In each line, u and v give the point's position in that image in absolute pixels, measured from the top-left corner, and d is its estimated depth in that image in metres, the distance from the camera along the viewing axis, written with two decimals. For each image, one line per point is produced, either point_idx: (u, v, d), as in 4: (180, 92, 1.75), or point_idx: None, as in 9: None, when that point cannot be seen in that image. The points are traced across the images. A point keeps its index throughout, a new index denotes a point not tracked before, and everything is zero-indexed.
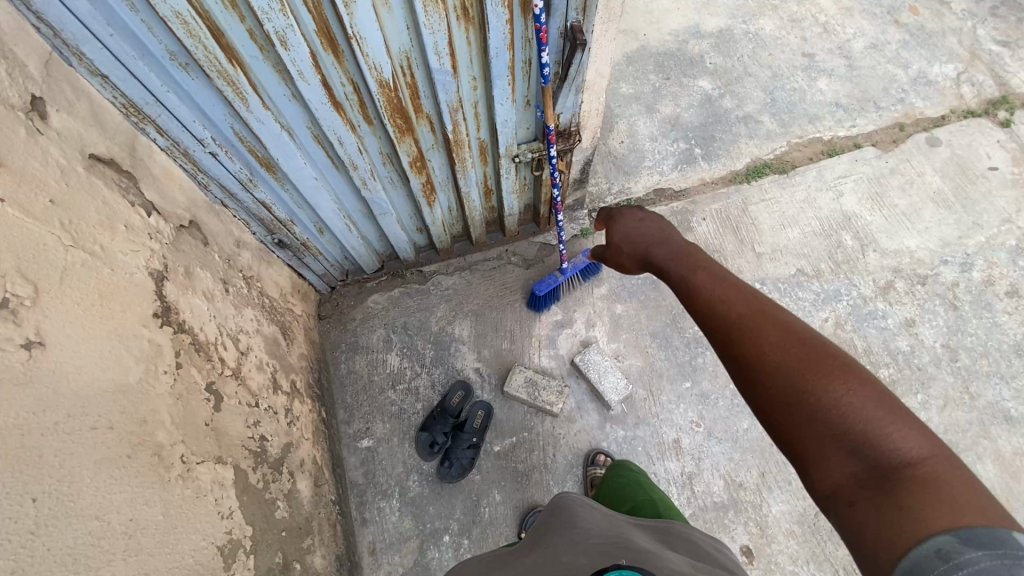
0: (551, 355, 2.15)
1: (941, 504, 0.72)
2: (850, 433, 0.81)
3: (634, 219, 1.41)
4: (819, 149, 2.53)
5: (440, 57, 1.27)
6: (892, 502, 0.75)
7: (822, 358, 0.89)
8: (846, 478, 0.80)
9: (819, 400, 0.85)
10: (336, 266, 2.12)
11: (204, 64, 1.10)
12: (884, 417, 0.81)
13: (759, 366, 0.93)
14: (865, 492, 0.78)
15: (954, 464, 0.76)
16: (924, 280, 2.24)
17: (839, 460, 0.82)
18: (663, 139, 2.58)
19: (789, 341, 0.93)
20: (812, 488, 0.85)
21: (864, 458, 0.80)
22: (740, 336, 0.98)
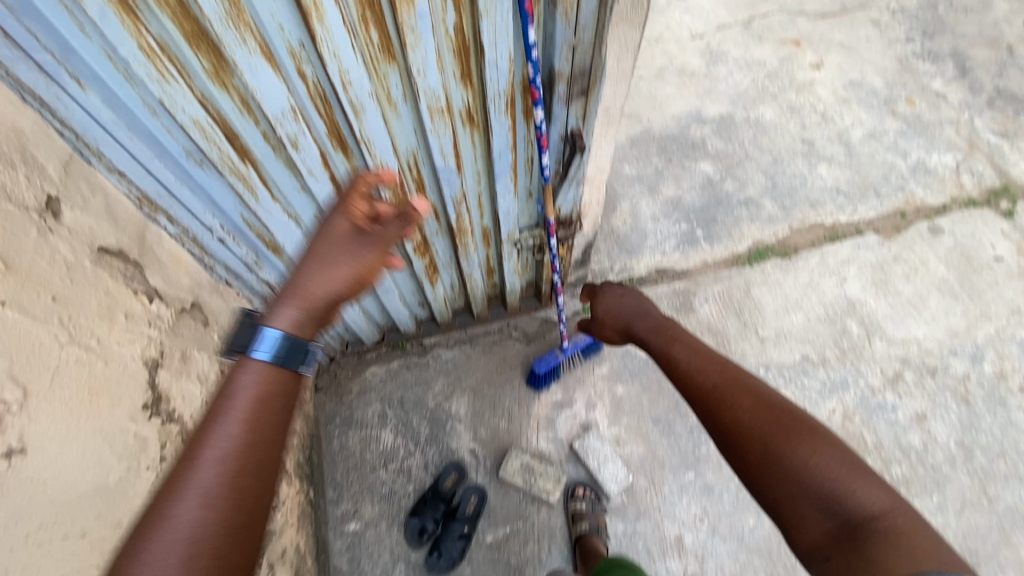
0: (549, 438, 2.11)
1: (899, 548, 0.90)
2: (819, 493, 1.03)
3: (616, 294, 1.73)
4: (821, 234, 2.56)
5: (446, 158, 1.33)
6: (859, 549, 0.93)
7: (789, 428, 1.12)
8: (821, 531, 1.00)
9: (792, 466, 1.06)
10: (336, 337, 2.12)
11: (217, 163, 1.15)
12: (844, 478, 1.03)
13: (741, 439, 1.16)
14: (838, 542, 0.98)
15: (903, 514, 0.96)
16: (934, 371, 2.19)
17: (813, 516, 1.02)
18: (665, 220, 2.63)
19: (763, 415, 1.17)
20: (799, 546, 1.04)
21: (832, 513, 1.00)
22: (724, 413, 1.22)
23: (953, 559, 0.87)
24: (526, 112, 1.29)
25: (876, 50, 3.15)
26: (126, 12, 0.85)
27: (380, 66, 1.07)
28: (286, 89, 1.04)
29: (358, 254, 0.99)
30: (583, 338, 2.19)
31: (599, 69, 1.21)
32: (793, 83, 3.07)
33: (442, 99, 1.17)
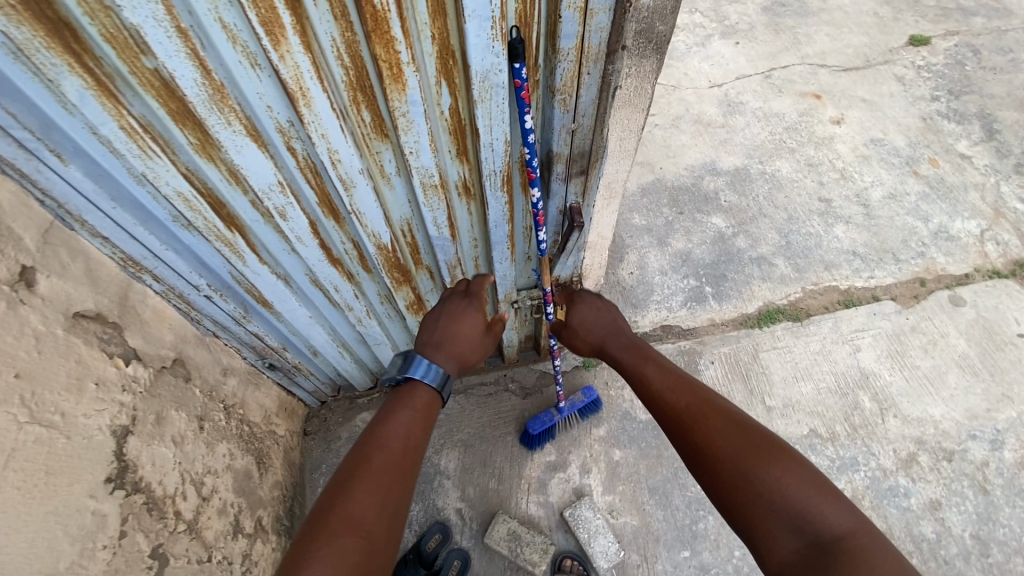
0: (539, 502, 2.03)
1: (871, 568, 0.89)
2: (790, 515, 1.00)
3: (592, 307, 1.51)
4: (835, 298, 2.46)
5: (440, 228, 1.29)
6: (831, 573, 0.91)
7: (755, 447, 1.09)
8: (791, 551, 0.98)
9: (763, 488, 1.03)
10: (327, 383, 2.08)
11: (203, 230, 1.13)
12: (812, 498, 1.01)
13: (710, 458, 1.12)
14: (808, 564, 0.95)
15: (869, 535, 0.96)
16: (951, 455, 2.07)
17: (783, 536, 1.00)
18: (673, 274, 2.56)
19: (730, 433, 1.13)
20: (768, 565, 1.01)
21: (802, 533, 0.99)
22: (692, 431, 1.17)
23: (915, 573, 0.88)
24: (525, 187, 1.26)
25: (899, 108, 3.08)
26: (108, 96, 0.83)
27: (372, 143, 1.05)
28: (273, 164, 1.02)
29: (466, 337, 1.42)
30: (582, 399, 2.12)
31: (601, 149, 1.18)
32: (811, 138, 3.01)
33: (436, 175, 1.14)
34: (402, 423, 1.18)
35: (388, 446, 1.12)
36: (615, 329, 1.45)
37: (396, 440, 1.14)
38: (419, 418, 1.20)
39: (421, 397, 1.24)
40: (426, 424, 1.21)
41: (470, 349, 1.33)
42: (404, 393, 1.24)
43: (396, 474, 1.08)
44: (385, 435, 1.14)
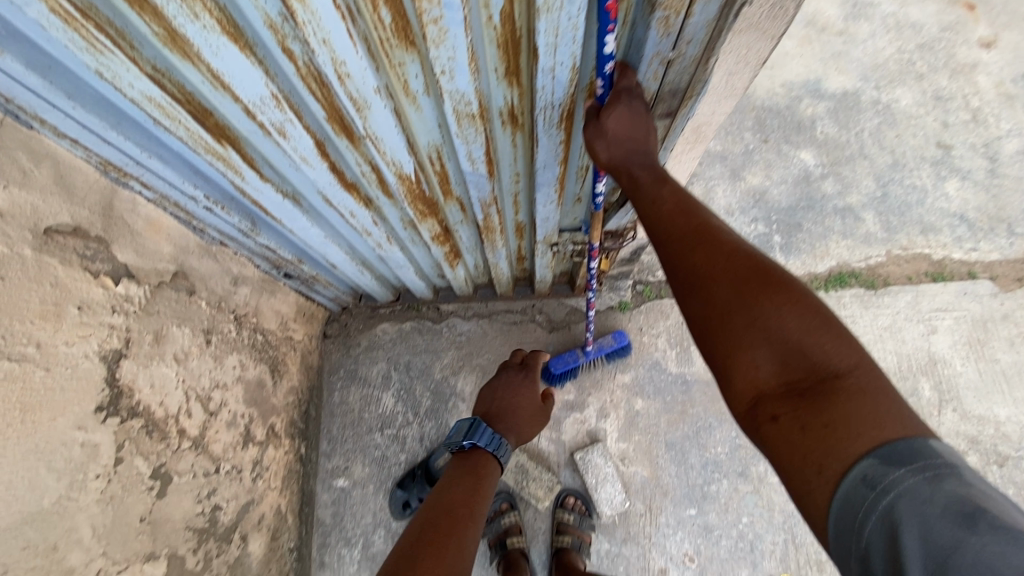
0: (552, 438, 2.00)
1: (870, 412, 0.62)
2: (785, 350, 0.70)
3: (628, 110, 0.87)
4: (923, 268, 2.13)
5: (474, 162, 1.05)
6: (817, 416, 0.64)
7: (758, 273, 0.75)
8: (772, 390, 0.69)
9: (753, 322, 0.72)
10: (348, 292, 1.98)
11: (187, 141, 0.92)
12: (820, 342, 0.69)
13: (698, 278, 0.78)
14: (788, 402, 0.68)
15: (879, 374, 0.66)
16: (1003, 461, 1.89)
17: (767, 374, 0.70)
18: (740, 215, 2.24)
19: (727, 256, 0.78)
20: (735, 401, 0.74)
21: (792, 367, 0.69)
22: (676, 250, 0.82)
23: (927, 426, 0.61)
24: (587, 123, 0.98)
25: None
26: None
27: (392, 52, 0.78)
28: (262, 69, 0.78)
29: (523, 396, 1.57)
30: (611, 343, 1.96)
31: (699, 87, 0.88)
32: (950, 63, 2.41)
33: (474, 102, 0.87)
34: (455, 498, 1.17)
35: (448, 518, 1.09)
36: (643, 134, 0.89)
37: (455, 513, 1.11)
38: (475, 496, 1.20)
39: (478, 467, 1.31)
40: (480, 500, 1.19)
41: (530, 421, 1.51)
42: (468, 455, 1.34)
43: (457, 538, 1.04)
44: (443, 506, 1.13)
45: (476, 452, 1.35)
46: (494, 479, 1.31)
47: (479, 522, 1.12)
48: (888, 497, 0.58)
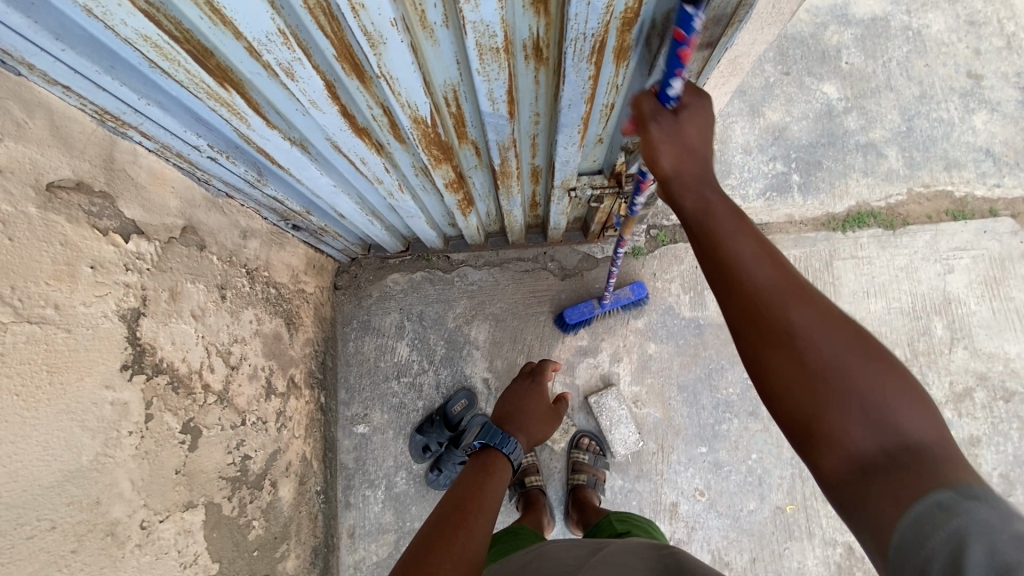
0: (566, 383, 2.03)
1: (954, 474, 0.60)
2: (871, 413, 0.66)
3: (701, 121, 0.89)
4: (944, 206, 2.08)
5: (495, 102, 0.98)
6: (906, 477, 0.61)
7: (842, 330, 0.71)
8: (858, 449, 0.65)
9: (829, 367, 0.69)
10: (357, 243, 1.94)
11: (187, 85, 0.86)
12: (901, 399, 0.66)
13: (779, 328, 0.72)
14: (877, 465, 0.63)
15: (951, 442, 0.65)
16: (1010, 396, 1.92)
17: (856, 434, 0.66)
18: (758, 154, 2.16)
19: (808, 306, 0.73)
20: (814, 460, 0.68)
21: (880, 428, 0.65)
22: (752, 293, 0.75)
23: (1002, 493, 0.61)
24: (618, 56, 0.91)
25: None
26: None
27: None
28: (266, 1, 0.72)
29: (526, 393, 1.57)
30: (627, 296, 1.98)
31: (743, 11, 0.81)
32: None
33: (499, 34, 0.80)
34: (464, 493, 1.17)
35: (457, 512, 1.09)
36: (708, 142, 0.89)
37: (464, 505, 1.12)
38: (488, 491, 1.19)
39: (489, 463, 1.30)
40: (491, 492, 1.19)
41: (539, 420, 1.50)
42: (479, 458, 1.33)
43: (468, 526, 1.05)
44: (451, 503, 1.13)
45: (486, 451, 1.34)
46: (505, 474, 1.30)
47: (492, 510, 1.13)
48: (962, 523, 0.55)
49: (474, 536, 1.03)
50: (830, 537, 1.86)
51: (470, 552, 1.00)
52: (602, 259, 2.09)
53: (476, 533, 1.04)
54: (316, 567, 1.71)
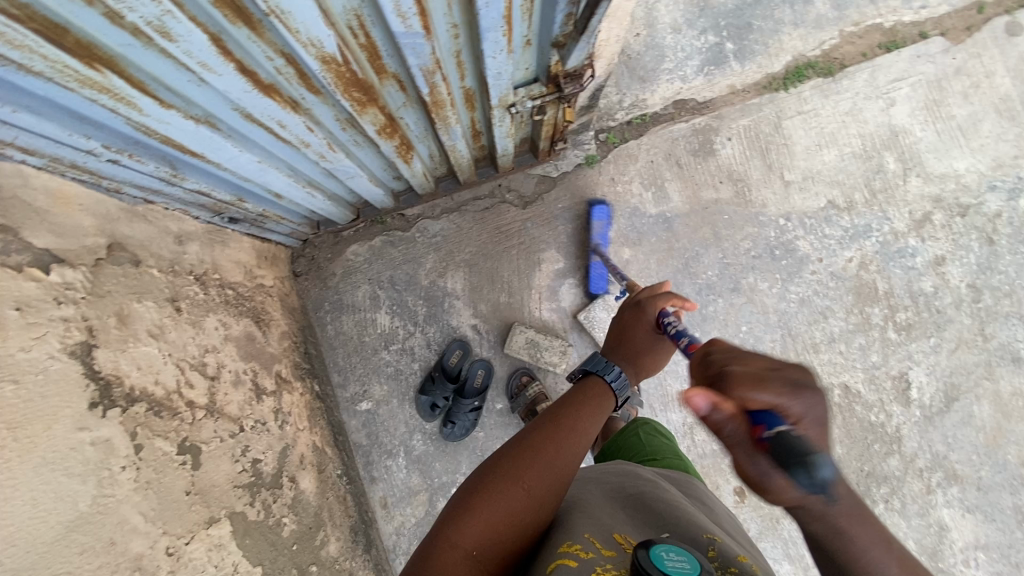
0: (553, 308, 2.02)
1: None
2: None
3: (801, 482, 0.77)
4: (876, 41, 2.07)
5: (406, 18, 0.89)
6: None
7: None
8: None
9: None
10: (304, 222, 1.83)
11: (53, 76, 0.76)
12: None
13: None
14: None
15: None
16: (965, 210, 2.00)
17: None
18: (688, 30, 2.08)
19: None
20: None
21: None
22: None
23: None
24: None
25: None
26: None
27: None
28: None
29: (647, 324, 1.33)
30: (602, 226, 2.00)
31: None
32: None
33: None
34: (559, 416, 1.15)
35: (551, 431, 1.10)
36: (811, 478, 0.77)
37: (555, 428, 1.11)
38: (580, 420, 1.15)
39: (591, 393, 1.22)
40: (584, 420, 1.15)
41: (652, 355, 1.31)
42: (581, 386, 1.27)
43: (556, 443, 1.07)
44: (547, 423, 1.13)
45: (587, 379, 1.27)
46: (606, 404, 1.22)
47: (584, 444, 1.11)
48: None
49: (562, 461, 1.05)
50: (826, 381, 1.96)
51: (558, 475, 1.03)
52: (557, 178, 2.06)
53: (564, 456, 1.06)
54: (359, 544, 1.74)
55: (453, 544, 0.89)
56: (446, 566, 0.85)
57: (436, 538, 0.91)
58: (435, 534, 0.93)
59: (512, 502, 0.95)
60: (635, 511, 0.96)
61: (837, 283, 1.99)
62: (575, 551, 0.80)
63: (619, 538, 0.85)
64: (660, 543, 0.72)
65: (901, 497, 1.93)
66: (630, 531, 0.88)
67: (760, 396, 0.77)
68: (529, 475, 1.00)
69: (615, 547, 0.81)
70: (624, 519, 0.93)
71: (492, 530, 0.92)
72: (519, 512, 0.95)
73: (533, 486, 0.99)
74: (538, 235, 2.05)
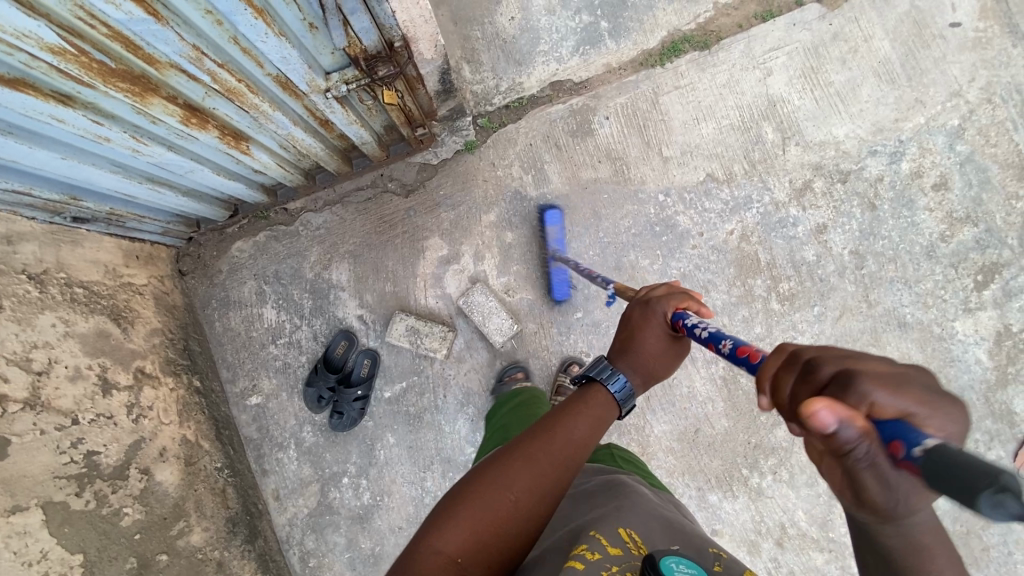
0: (437, 295, 2.03)
1: None
2: None
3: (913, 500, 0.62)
4: (752, 12, 2.05)
5: (118, 4, 0.92)
6: None
7: None
8: None
9: None
10: (177, 220, 1.85)
11: None
12: None
13: None
14: None
15: None
16: (845, 177, 1.99)
17: None
18: (563, 10, 2.06)
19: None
20: None
21: None
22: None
23: None
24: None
25: None
26: None
27: None
28: None
29: (658, 324, 1.15)
30: (557, 231, 2.00)
31: None
32: None
33: None
34: (557, 423, 1.06)
35: (545, 441, 1.02)
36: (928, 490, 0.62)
37: (547, 432, 1.04)
38: (573, 423, 1.06)
39: (593, 401, 1.10)
40: (587, 429, 1.06)
41: (666, 363, 1.15)
42: (581, 394, 1.13)
43: (549, 451, 1.00)
44: (545, 430, 1.04)
45: (589, 386, 1.13)
46: (608, 410, 1.11)
47: (582, 452, 1.03)
48: None
49: (555, 467, 0.99)
50: (710, 355, 1.95)
51: (554, 488, 0.98)
52: (438, 165, 2.06)
53: (558, 463, 1.00)
54: (239, 535, 1.73)
55: (436, 551, 0.87)
56: (427, 575, 0.84)
57: (418, 545, 0.89)
58: (419, 536, 0.91)
59: (499, 512, 0.92)
60: (651, 523, 1.01)
61: (718, 256, 1.99)
62: (583, 550, 0.84)
63: (626, 536, 0.92)
64: (670, 555, 0.82)
65: (789, 468, 1.92)
66: (636, 534, 0.94)
67: (888, 400, 0.61)
68: (515, 481, 0.96)
69: (623, 545, 0.88)
70: (635, 522, 0.98)
71: (476, 536, 0.90)
72: (503, 520, 0.92)
73: (522, 493, 0.95)
74: (421, 222, 2.05)
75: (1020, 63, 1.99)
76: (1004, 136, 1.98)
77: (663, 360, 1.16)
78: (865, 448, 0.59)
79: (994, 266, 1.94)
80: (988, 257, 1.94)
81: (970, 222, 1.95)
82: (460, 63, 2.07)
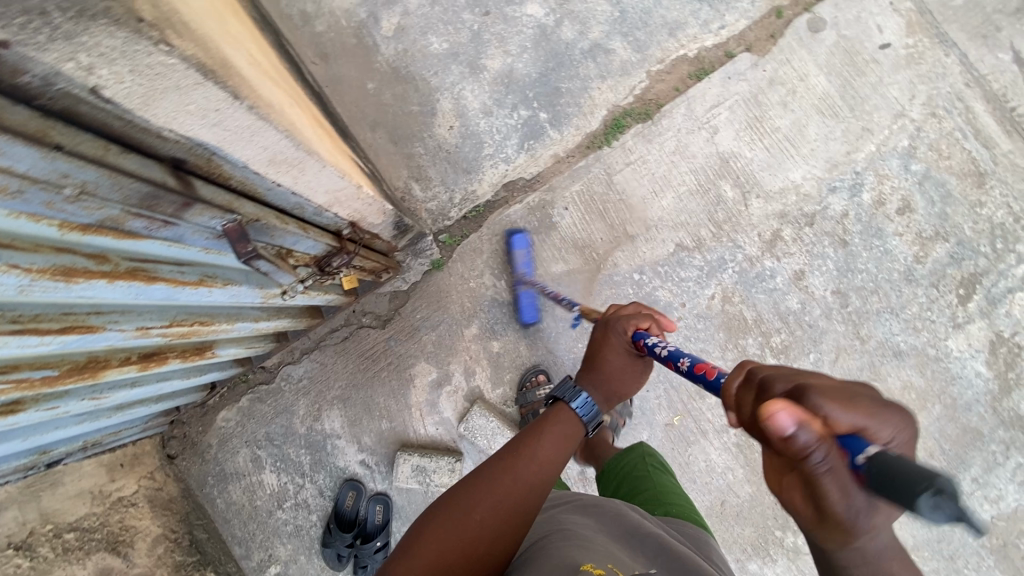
0: (437, 422, 1.98)
1: None
2: None
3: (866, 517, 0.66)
4: (686, 73, 2.03)
5: (49, 344, 0.85)
6: None
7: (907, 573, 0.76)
8: None
9: None
10: (155, 416, 1.76)
11: None
12: None
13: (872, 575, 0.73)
14: None
15: None
16: (812, 219, 1.99)
17: None
18: (499, 110, 2.03)
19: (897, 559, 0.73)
20: None
21: None
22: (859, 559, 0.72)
23: None
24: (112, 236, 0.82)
25: None
26: None
27: None
28: None
29: (620, 346, 1.22)
30: (523, 255, 1.96)
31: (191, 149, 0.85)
32: None
33: None
34: (528, 442, 1.14)
35: (515, 458, 1.10)
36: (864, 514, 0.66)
37: (524, 450, 1.11)
38: (542, 448, 1.13)
39: (558, 422, 1.16)
40: (552, 444, 1.13)
41: (631, 377, 1.23)
42: (547, 414, 1.20)
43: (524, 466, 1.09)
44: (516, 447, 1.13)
45: (554, 406, 1.19)
46: (568, 424, 1.17)
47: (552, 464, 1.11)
48: None
49: (533, 479, 1.07)
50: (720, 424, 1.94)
51: (526, 502, 1.04)
52: (409, 290, 2.01)
53: (529, 483, 1.06)
54: None
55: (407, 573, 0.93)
56: None
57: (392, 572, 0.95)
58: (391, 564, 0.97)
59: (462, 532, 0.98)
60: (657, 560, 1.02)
61: (704, 324, 1.98)
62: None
63: None
64: None
65: None
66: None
67: (844, 415, 0.68)
68: (488, 498, 1.03)
69: None
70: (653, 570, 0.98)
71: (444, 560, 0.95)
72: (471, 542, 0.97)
73: (487, 513, 1.01)
74: (404, 351, 2.00)
75: (956, 71, 2.01)
76: (956, 146, 1.99)
77: (628, 377, 1.22)
78: (817, 452, 0.64)
79: (973, 277, 1.95)
80: (965, 270, 1.96)
81: (940, 238, 1.97)
82: (408, 184, 2.03)
